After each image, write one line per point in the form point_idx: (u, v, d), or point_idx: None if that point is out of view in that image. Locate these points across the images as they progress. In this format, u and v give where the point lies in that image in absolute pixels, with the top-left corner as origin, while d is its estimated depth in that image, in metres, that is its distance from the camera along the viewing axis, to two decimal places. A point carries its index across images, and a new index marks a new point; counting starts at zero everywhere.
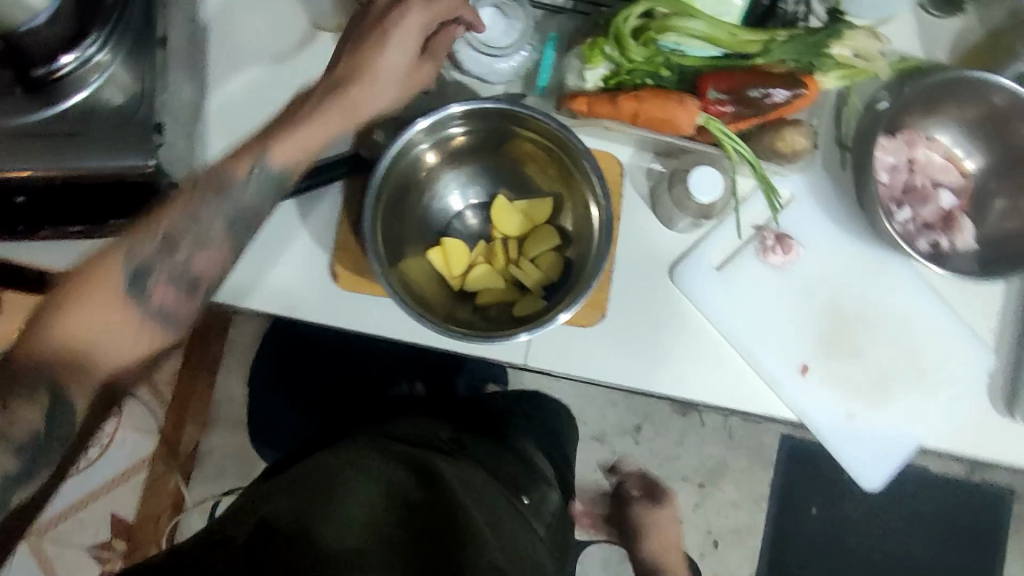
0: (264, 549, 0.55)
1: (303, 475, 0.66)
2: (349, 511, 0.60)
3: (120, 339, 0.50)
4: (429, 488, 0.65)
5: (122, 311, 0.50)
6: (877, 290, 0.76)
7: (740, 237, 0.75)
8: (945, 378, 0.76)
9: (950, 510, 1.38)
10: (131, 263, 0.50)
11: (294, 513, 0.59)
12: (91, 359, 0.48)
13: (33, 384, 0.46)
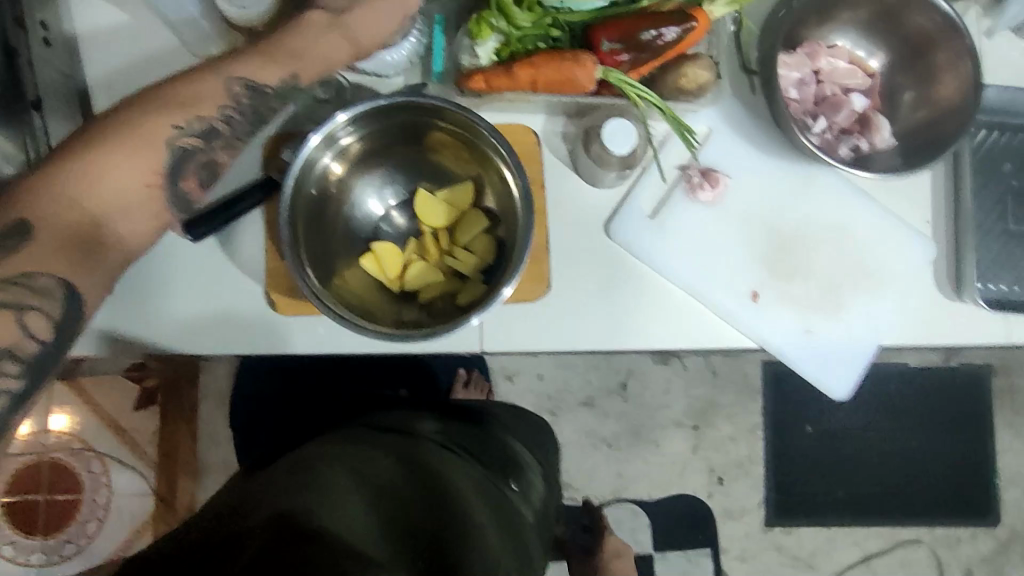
0: (275, 543, 0.51)
1: (298, 467, 0.62)
2: (353, 519, 0.56)
3: (138, 215, 0.56)
4: (431, 482, 0.62)
5: (147, 183, 0.56)
6: (813, 204, 0.77)
7: (666, 181, 0.75)
8: (893, 276, 0.77)
9: (935, 397, 1.42)
10: (172, 137, 0.57)
11: (300, 505, 0.55)
12: (103, 231, 0.54)
13: (50, 257, 0.50)
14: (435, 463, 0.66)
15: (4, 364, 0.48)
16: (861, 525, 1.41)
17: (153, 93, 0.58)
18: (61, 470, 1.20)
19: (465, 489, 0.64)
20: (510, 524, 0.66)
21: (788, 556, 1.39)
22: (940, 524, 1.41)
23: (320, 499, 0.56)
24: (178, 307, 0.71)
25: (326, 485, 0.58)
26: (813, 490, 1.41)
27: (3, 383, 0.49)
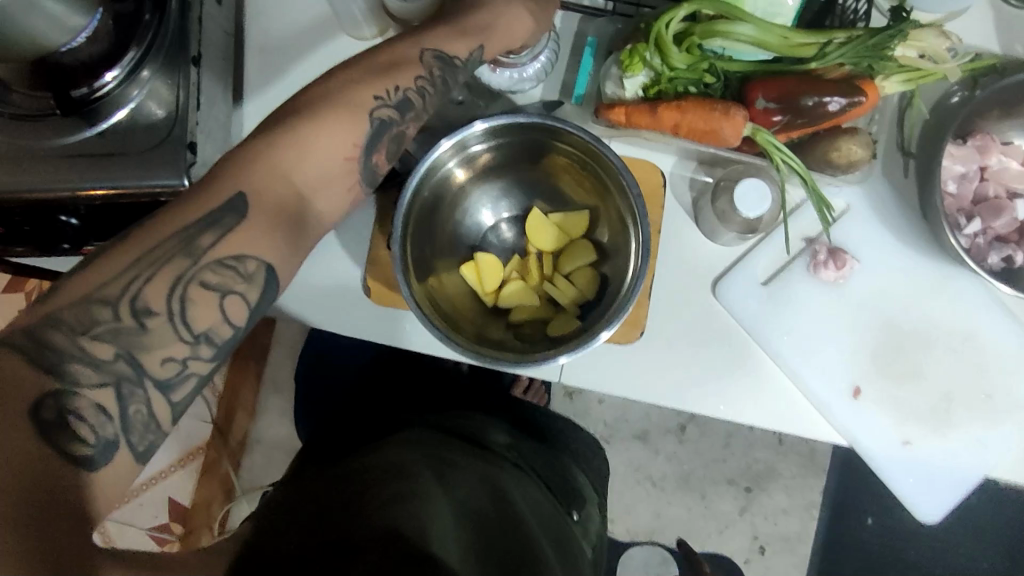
0: (382, 544, 0.48)
1: (382, 470, 0.59)
2: (455, 540, 0.52)
3: (336, 193, 0.50)
4: (508, 507, 0.60)
5: (347, 156, 0.50)
6: (945, 309, 0.71)
7: (789, 252, 0.71)
8: (1018, 405, 0.70)
9: (1016, 523, 1.32)
10: (373, 109, 0.51)
11: (402, 509, 0.52)
12: (305, 208, 0.48)
13: (264, 238, 0.44)
14: (515, 494, 0.64)
15: (201, 348, 0.41)
16: None
17: (357, 65, 0.54)
18: None
19: (539, 525, 0.62)
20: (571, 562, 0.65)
21: None
22: None
23: (420, 504, 0.53)
24: (322, 281, 0.73)
25: (420, 492, 0.55)
26: None
27: (196, 368, 0.41)
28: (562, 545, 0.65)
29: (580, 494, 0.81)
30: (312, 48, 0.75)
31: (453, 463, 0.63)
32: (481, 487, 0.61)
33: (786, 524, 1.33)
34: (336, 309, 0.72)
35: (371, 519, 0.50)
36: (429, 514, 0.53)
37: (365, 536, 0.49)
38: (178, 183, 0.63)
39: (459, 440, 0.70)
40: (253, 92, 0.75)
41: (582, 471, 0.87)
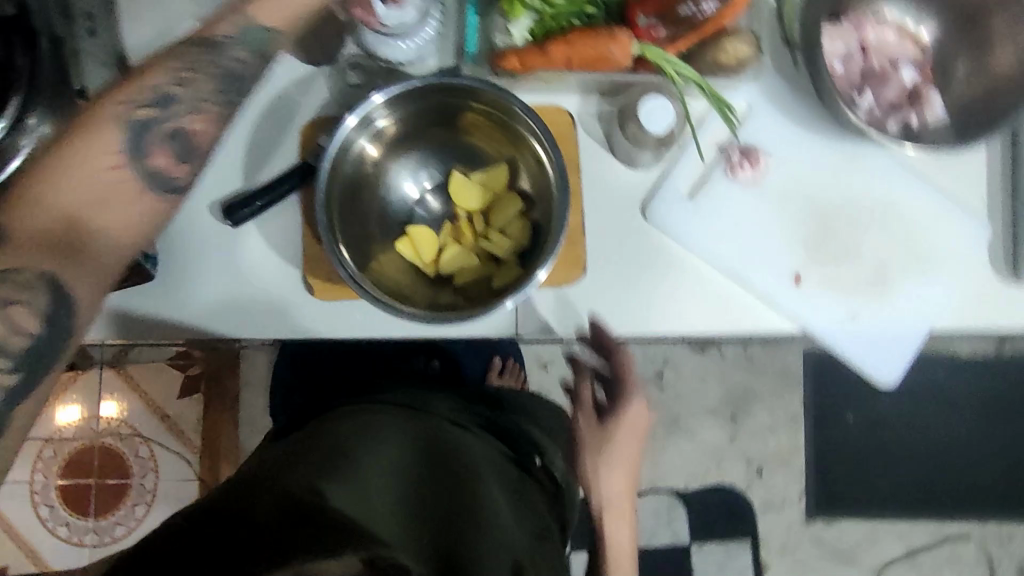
0: (283, 520, 0.49)
1: (309, 440, 0.60)
2: (373, 504, 0.53)
3: (120, 205, 0.53)
4: (444, 461, 0.61)
5: (110, 168, 0.52)
6: (856, 183, 0.74)
7: (705, 161, 0.74)
8: (945, 258, 0.74)
9: (989, 387, 1.37)
10: (126, 113, 0.53)
11: (310, 479, 0.53)
12: (78, 227, 0.51)
13: (29, 257, 0.49)
14: (456, 445, 0.64)
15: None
16: (907, 519, 1.37)
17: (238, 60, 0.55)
18: (111, 454, 1.29)
19: (481, 471, 0.63)
20: (520, 501, 0.66)
21: (831, 551, 1.36)
22: (990, 519, 1.37)
23: (334, 470, 0.54)
24: (248, 290, 0.72)
25: (338, 457, 0.56)
26: (856, 482, 1.37)
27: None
28: (513, 487, 0.67)
29: (541, 442, 0.81)
30: None
31: (392, 425, 0.63)
32: (421, 451, 0.62)
33: (774, 439, 1.37)
34: (212, 296, 0.72)
35: (300, 500, 0.51)
36: (344, 482, 0.54)
37: (289, 516, 0.49)
38: None
39: (403, 404, 0.70)
40: None
41: (546, 422, 0.88)
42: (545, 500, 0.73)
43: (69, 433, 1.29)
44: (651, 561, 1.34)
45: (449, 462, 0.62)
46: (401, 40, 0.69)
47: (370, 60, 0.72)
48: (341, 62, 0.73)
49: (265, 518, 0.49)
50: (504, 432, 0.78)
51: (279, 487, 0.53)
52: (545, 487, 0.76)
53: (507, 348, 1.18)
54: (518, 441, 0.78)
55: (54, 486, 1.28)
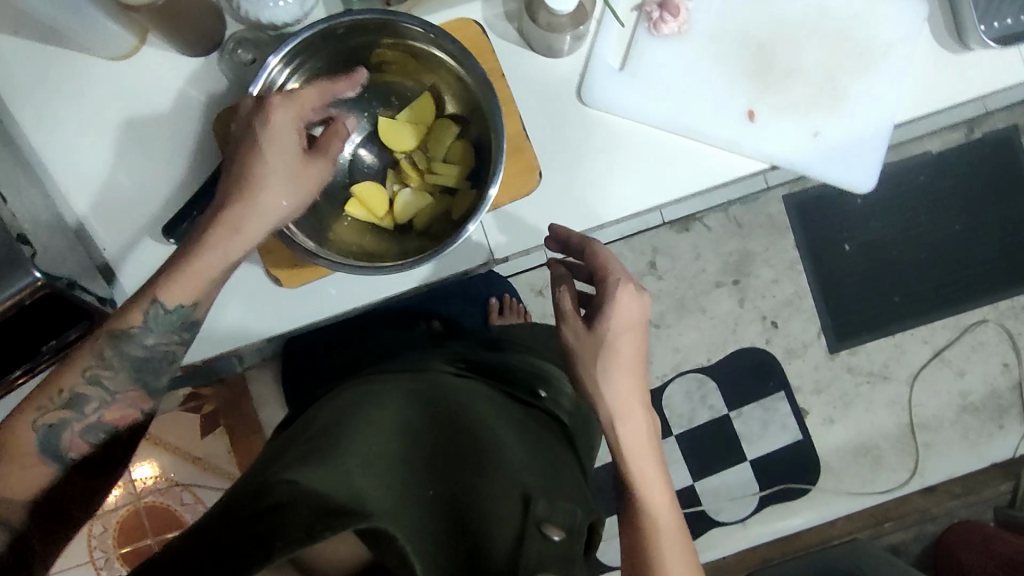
0: (272, 502, 0.47)
1: (301, 435, 0.58)
2: (372, 478, 0.51)
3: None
4: (447, 429, 0.59)
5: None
6: (780, 5, 0.71)
7: (627, 27, 0.71)
8: (891, 49, 0.71)
9: (968, 174, 1.37)
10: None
11: (299, 467, 0.50)
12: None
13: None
14: (456, 405, 0.63)
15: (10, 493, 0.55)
16: (924, 322, 1.39)
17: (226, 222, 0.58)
18: (158, 511, 1.29)
19: (488, 423, 0.61)
20: (532, 441, 0.64)
21: (862, 376, 1.39)
22: (1001, 298, 1.39)
23: (327, 453, 0.52)
24: (232, 305, 0.71)
25: (331, 442, 0.54)
26: (867, 304, 1.38)
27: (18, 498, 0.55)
28: (523, 430, 0.65)
29: (544, 374, 0.80)
30: (96, 92, 0.71)
31: (373, 400, 0.62)
32: (411, 414, 0.61)
33: (780, 290, 1.38)
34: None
35: (283, 485, 0.48)
36: (338, 461, 0.51)
37: (274, 506, 0.46)
38: (32, 280, 0.58)
39: (385, 377, 0.68)
40: (60, 158, 0.71)
41: (554, 356, 0.87)
42: (556, 432, 0.72)
43: (111, 504, 1.29)
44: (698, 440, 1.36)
45: (442, 418, 0.61)
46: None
47: (256, 31, 0.70)
48: (228, 43, 0.70)
49: (248, 514, 0.46)
50: (499, 373, 0.77)
51: (255, 486, 0.50)
52: (554, 420, 0.75)
53: (499, 286, 1.17)
54: (515, 379, 0.77)
55: (117, 557, 1.29)
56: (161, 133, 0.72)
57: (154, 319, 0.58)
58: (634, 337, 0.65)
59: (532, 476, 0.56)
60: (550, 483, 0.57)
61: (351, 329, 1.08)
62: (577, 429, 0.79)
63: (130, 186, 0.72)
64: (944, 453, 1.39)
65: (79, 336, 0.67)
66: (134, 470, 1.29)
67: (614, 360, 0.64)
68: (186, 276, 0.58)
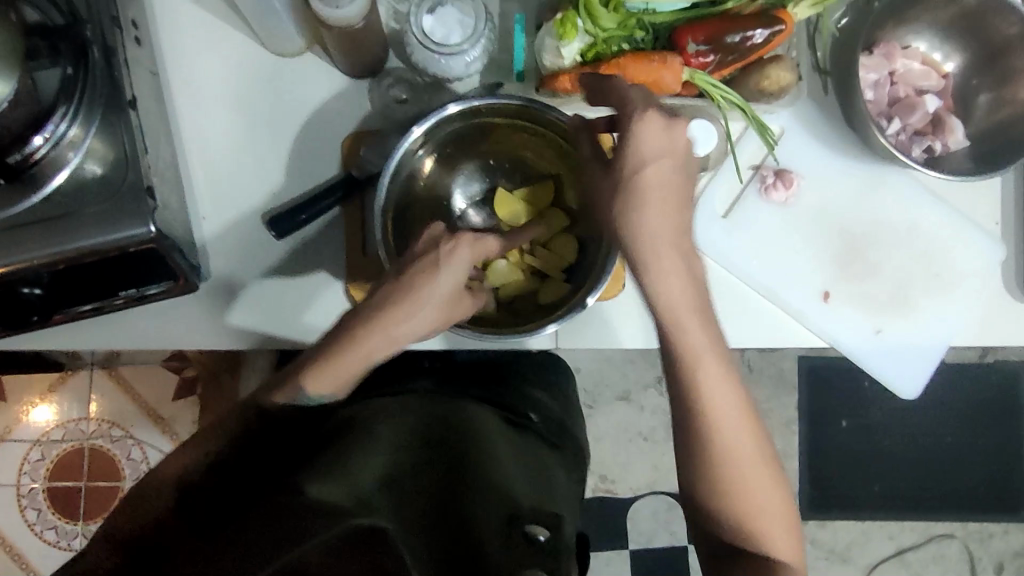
0: (268, 528, 0.50)
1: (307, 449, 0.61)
2: (366, 494, 0.54)
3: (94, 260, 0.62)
4: (443, 438, 0.62)
5: (86, 248, 0.61)
6: (876, 205, 0.77)
7: (741, 180, 0.76)
8: (961, 277, 0.77)
9: (974, 394, 1.42)
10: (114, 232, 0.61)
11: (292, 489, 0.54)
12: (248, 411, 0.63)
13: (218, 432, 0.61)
14: (455, 418, 0.65)
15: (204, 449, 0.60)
16: (896, 519, 1.42)
17: (366, 326, 0.59)
18: (101, 457, 1.27)
19: (484, 434, 0.64)
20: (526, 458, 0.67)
21: (823, 550, 1.41)
22: (973, 519, 1.43)
23: (323, 474, 0.55)
24: (303, 311, 0.75)
25: (329, 460, 0.57)
26: (848, 484, 1.42)
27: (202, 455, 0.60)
28: (518, 448, 0.68)
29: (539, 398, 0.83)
30: (244, 73, 0.75)
31: (375, 416, 0.65)
32: (405, 426, 0.63)
33: None
34: (261, 320, 0.75)
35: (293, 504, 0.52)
36: (333, 481, 0.54)
37: (275, 526, 0.50)
38: (144, 233, 0.61)
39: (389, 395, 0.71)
40: (190, 120, 0.75)
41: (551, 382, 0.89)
42: (547, 447, 0.74)
43: (58, 436, 1.27)
44: (652, 563, 1.35)
45: (439, 428, 0.63)
46: (450, 59, 0.71)
47: (414, 75, 0.76)
48: (385, 78, 0.75)
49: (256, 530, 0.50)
50: (497, 390, 0.80)
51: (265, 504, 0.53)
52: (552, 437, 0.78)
53: None
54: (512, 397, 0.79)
55: (42, 490, 1.26)
56: (290, 130, 0.75)
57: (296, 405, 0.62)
58: (662, 204, 0.53)
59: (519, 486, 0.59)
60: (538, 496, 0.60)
61: None
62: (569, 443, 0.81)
63: (243, 166, 0.75)
64: None
65: (157, 293, 0.69)
66: (91, 410, 1.27)
67: (638, 227, 0.53)
68: (323, 384, 0.60)
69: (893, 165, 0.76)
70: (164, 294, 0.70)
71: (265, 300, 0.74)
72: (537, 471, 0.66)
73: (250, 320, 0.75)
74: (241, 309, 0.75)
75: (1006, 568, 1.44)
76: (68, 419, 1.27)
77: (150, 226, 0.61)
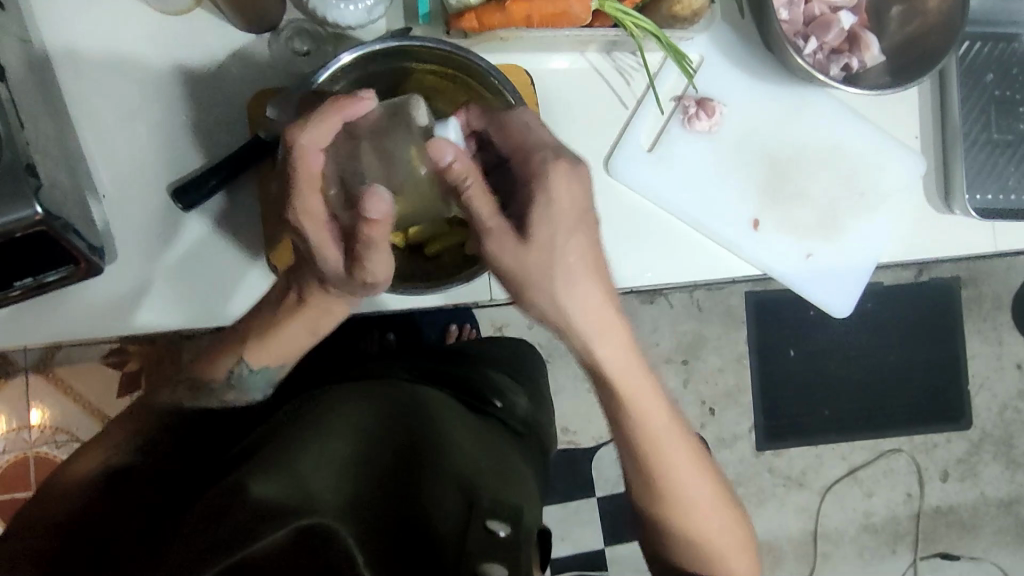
0: (197, 525, 0.47)
1: (255, 446, 0.58)
2: (308, 482, 0.50)
3: None
4: (399, 431, 0.58)
5: None
6: (801, 128, 0.77)
7: (662, 113, 0.75)
8: (889, 197, 0.78)
9: (912, 313, 1.47)
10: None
11: (227, 485, 0.51)
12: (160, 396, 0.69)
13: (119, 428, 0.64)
14: (413, 409, 0.62)
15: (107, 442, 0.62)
16: (846, 440, 1.47)
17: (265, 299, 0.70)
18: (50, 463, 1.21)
19: (444, 429, 0.60)
20: (489, 447, 0.63)
21: (780, 477, 1.46)
22: (918, 432, 1.49)
23: (263, 466, 0.52)
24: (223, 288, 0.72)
25: (273, 452, 0.54)
26: (801, 413, 1.45)
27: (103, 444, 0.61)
28: (480, 437, 0.64)
29: (497, 386, 0.81)
30: (131, 37, 0.70)
31: (325, 407, 0.61)
32: (361, 412, 0.60)
33: (723, 379, 1.43)
34: (181, 299, 0.71)
35: (234, 502, 0.48)
36: (274, 472, 0.51)
37: (215, 516, 0.47)
38: (31, 215, 0.56)
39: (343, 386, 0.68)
40: (78, 94, 0.69)
41: (503, 365, 0.90)
42: (505, 432, 0.72)
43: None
44: (619, 508, 1.37)
45: (398, 420, 0.60)
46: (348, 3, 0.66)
47: (315, 25, 0.71)
48: (282, 31, 0.71)
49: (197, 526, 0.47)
50: (453, 382, 0.78)
51: (208, 502, 0.50)
52: (514, 429, 0.76)
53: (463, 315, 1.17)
54: (470, 390, 0.78)
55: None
56: (189, 95, 0.71)
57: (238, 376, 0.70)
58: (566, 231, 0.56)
59: (480, 474, 0.56)
60: (501, 483, 0.57)
61: None
62: (529, 436, 0.79)
63: (144, 141, 0.70)
64: (838, 564, 1.48)
65: (55, 280, 0.64)
66: (34, 417, 1.20)
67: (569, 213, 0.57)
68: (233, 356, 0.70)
69: (813, 85, 0.76)
70: (64, 280, 0.65)
71: (180, 279, 0.71)
72: (500, 457, 0.63)
73: (141, 271, 0.70)
74: (152, 290, 0.70)
75: (951, 475, 1.51)
76: (8, 428, 1.20)
77: (37, 207, 0.56)
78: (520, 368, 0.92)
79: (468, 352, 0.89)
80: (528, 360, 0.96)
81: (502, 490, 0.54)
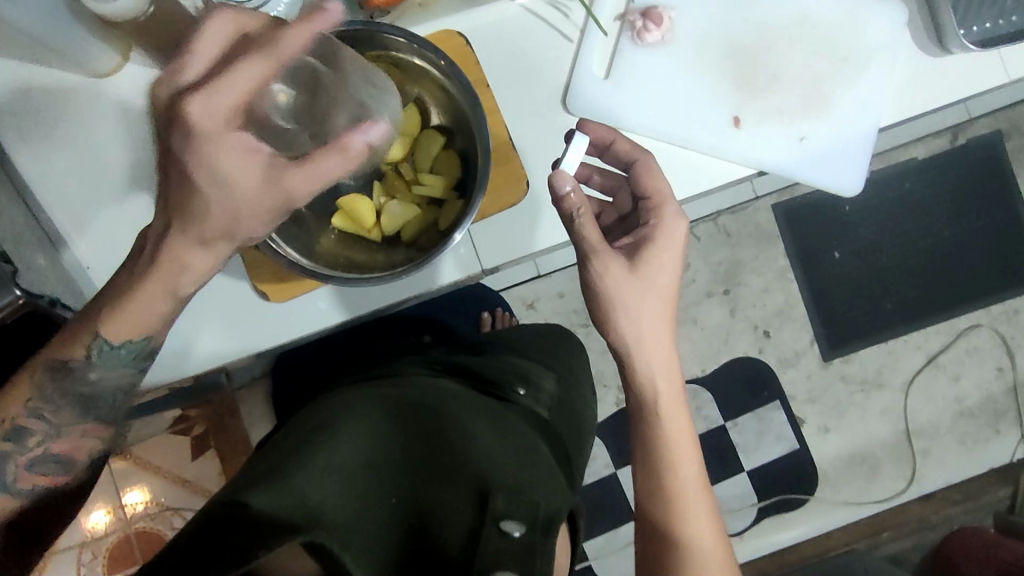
0: (200, 533, 0.44)
1: (269, 454, 0.56)
2: (321, 495, 0.48)
3: None
4: (415, 441, 0.56)
5: None
6: (763, 10, 0.71)
7: (609, 35, 0.71)
8: (873, 55, 0.72)
9: (956, 180, 1.37)
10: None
11: (235, 492, 0.48)
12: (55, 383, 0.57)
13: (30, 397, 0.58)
14: (430, 411, 0.60)
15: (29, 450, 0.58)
16: (918, 329, 1.38)
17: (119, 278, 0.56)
18: (145, 537, 1.24)
19: (462, 430, 0.58)
20: (510, 441, 0.60)
21: (856, 384, 1.37)
22: (993, 302, 1.38)
23: (272, 476, 0.49)
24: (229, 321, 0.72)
25: (285, 462, 0.51)
26: (862, 314, 1.37)
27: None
28: (500, 430, 0.62)
29: (521, 370, 0.79)
30: (70, 108, 0.69)
31: (338, 412, 0.59)
32: (378, 418, 0.58)
33: (772, 298, 1.36)
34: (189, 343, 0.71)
35: (230, 515, 0.45)
36: (282, 483, 0.48)
37: (217, 526, 0.44)
38: (13, 299, 0.59)
39: (356, 390, 0.66)
40: (38, 177, 0.69)
41: (529, 347, 0.87)
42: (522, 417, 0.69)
43: (101, 531, 1.24)
44: None
45: (412, 421, 0.58)
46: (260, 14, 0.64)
47: None
48: None
49: (200, 538, 0.44)
50: (474, 372, 0.76)
51: (212, 510, 0.47)
52: (538, 415, 0.73)
53: (491, 300, 1.13)
54: (492, 377, 0.75)
55: None
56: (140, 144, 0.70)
57: (98, 356, 0.57)
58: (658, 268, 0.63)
59: (501, 471, 0.54)
60: (522, 478, 0.54)
61: (336, 348, 1.08)
62: (555, 421, 0.76)
63: (111, 207, 0.70)
64: (941, 460, 1.37)
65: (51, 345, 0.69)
66: (126, 495, 1.24)
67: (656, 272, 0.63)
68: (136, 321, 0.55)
69: None
70: None
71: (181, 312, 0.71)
72: (523, 447, 0.61)
73: None
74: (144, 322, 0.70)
75: None
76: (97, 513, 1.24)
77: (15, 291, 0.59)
78: (552, 346, 0.91)
79: (489, 343, 0.87)
80: (559, 334, 0.94)
81: (523, 488, 0.52)
